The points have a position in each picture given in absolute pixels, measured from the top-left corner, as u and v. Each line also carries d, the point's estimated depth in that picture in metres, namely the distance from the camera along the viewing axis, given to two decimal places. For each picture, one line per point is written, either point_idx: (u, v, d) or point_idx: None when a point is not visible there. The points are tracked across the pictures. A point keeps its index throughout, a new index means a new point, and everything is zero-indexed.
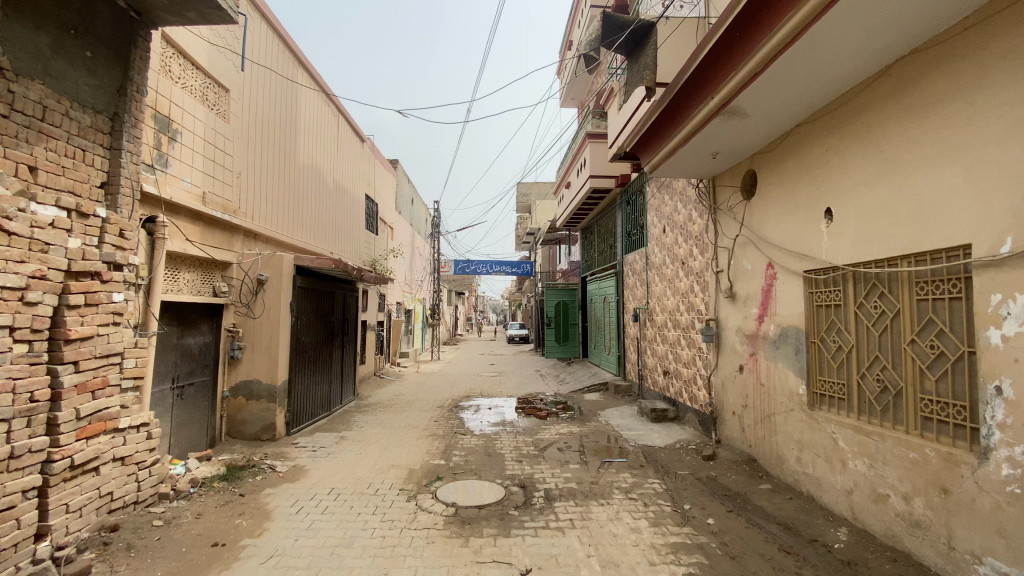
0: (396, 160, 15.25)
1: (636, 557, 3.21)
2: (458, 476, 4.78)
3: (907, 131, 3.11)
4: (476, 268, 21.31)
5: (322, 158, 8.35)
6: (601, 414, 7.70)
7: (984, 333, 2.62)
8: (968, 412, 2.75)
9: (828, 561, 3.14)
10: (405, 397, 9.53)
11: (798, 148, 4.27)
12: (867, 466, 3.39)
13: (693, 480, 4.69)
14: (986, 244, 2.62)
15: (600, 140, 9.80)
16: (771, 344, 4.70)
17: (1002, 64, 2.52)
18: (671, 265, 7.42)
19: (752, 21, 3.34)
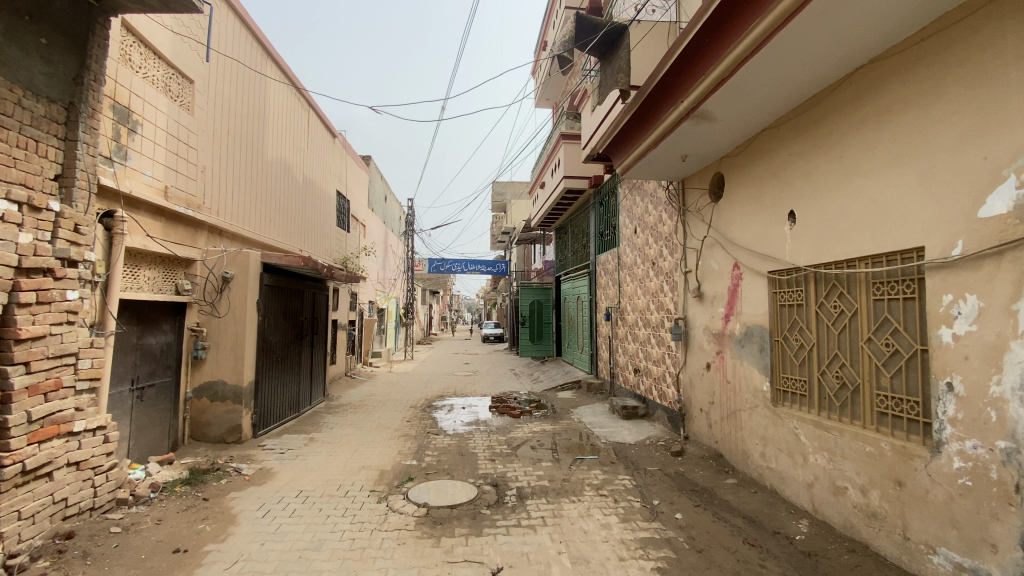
0: (368, 156, 15.04)
1: (605, 552, 3.25)
2: (430, 476, 4.76)
3: (866, 137, 3.24)
4: (450, 267, 21.20)
5: (293, 153, 8.18)
6: (573, 412, 7.78)
7: (936, 332, 2.75)
8: (920, 406, 2.88)
9: (790, 553, 3.25)
10: (377, 397, 9.41)
11: (764, 151, 4.39)
12: (827, 460, 3.52)
13: (662, 475, 4.79)
14: (938, 247, 2.74)
15: (573, 140, 9.89)
16: (737, 342, 4.83)
17: (954, 76, 2.65)
18: (642, 265, 7.55)
19: (721, 28, 3.42)
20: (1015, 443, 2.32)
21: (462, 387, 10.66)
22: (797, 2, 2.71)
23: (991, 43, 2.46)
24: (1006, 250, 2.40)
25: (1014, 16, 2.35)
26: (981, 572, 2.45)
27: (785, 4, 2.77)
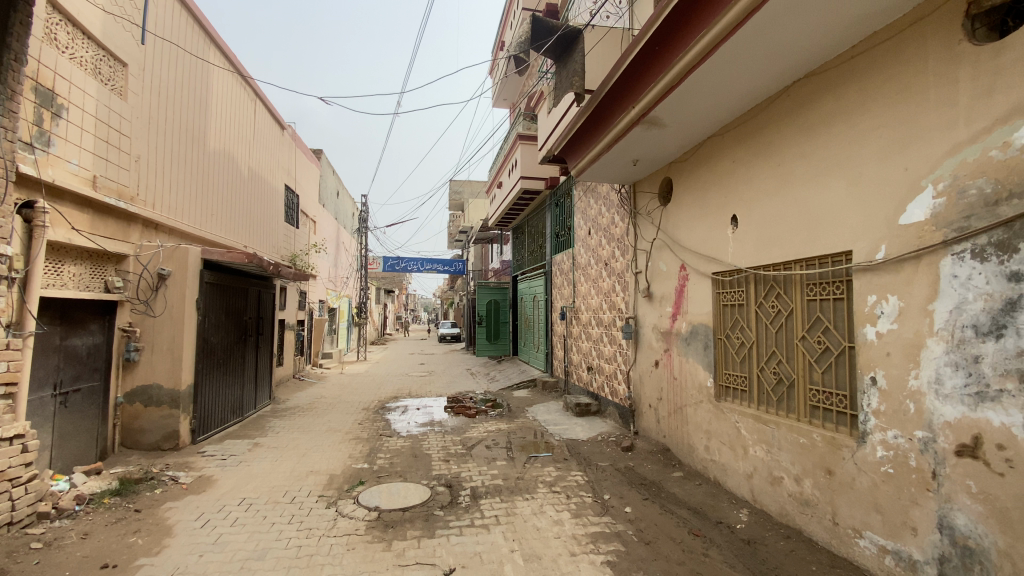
0: (320, 150, 14.57)
1: (557, 549, 3.29)
2: (382, 478, 4.66)
3: (803, 147, 3.43)
4: (406, 266, 20.83)
5: (237, 144, 7.81)
6: (528, 410, 7.85)
7: (862, 330, 2.95)
8: (848, 400, 3.09)
9: (731, 541, 3.41)
10: (327, 399, 9.13)
11: (709, 157, 4.57)
12: (765, 452, 3.72)
13: (612, 471, 4.90)
14: (864, 251, 2.95)
15: (530, 141, 9.96)
16: (684, 341, 5.01)
17: (881, 92, 2.85)
18: (595, 265, 7.70)
19: (670, 36, 3.52)
20: (931, 432, 2.53)
21: (416, 388, 10.52)
22: (742, 14, 2.83)
23: (914, 62, 2.66)
24: (923, 254, 2.60)
25: (934, 38, 2.55)
26: (902, 553, 2.65)
27: (730, 16, 2.88)
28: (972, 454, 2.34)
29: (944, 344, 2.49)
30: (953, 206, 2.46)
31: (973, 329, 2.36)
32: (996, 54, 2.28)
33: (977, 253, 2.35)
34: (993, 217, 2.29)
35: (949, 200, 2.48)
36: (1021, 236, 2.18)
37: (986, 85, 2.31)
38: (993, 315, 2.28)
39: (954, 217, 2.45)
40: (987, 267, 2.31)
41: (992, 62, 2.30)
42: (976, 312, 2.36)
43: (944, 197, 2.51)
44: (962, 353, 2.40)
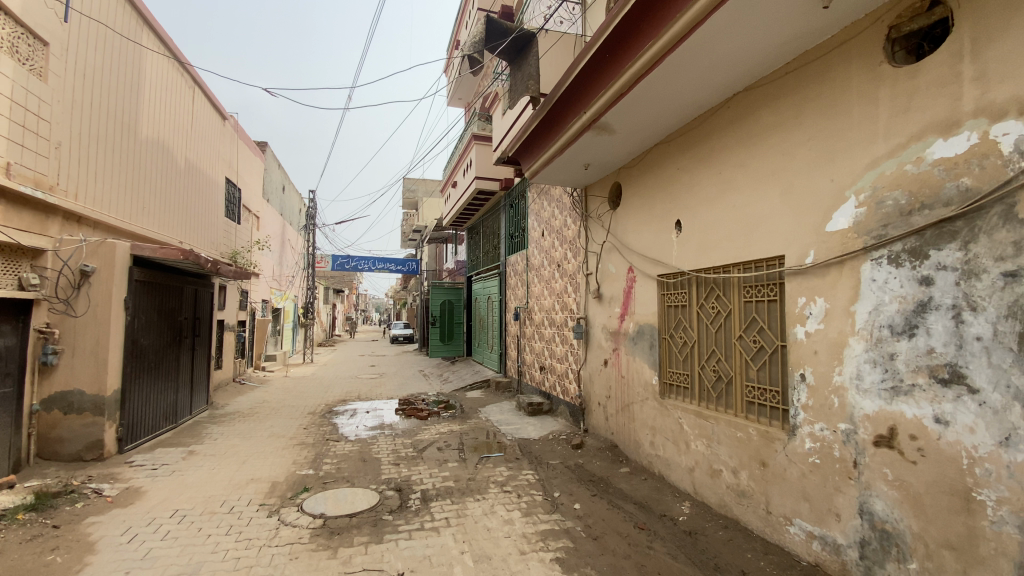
0: (265, 142, 13.95)
1: (507, 548, 3.31)
2: (329, 485, 4.52)
3: (742, 157, 3.61)
4: (357, 265, 20.29)
5: (174, 134, 7.36)
6: (481, 411, 7.84)
7: (793, 330, 3.15)
8: (780, 395, 3.29)
9: (674, 533, 3.55)
10: (270, 403, 8.75)
11: (656, 164, 4.73)
12: (705, 446, 3.89)
13: (563, 468, 4.98)
14: (795, 256, 3.14)
15: (485, 142, 9.95)
16: (631, 340, 5.16)
17: (811, 108, 3.05)
18: (548, 266, 7.80)
19: (620, 45, 3.62)
20: (853, 425, 2.72)
21: (366, 390, 10.28)
22: (685, 28, 2.95)
23: (842, 80, 2.85)
24: (847, 260, 2.80)
25: (859, 59, 2.75)
26: (828, 538, 2.84)
27: (676, 28, 2.99)
28: (888, 444, 2.54)
29: (864, 343, 2.69)
30: (873, 215, 2.66)
31: (889, 329, 2.57)
32: (911, 75, 2.49)
33: (892, 259, 2.56)
34: (908, 226, 2.49)
35: (869, 210, 2.69)
36: (931, 243, 2.39)
37: (903, 104, 2.52)
38: (906, 316, 2.49)
39: (874, 225, 2.65)
40: (901, 271, 2.52)
41: (909, 83, 2.51)
42: (892, 312, 2.56)
43: (865, 207, 2.71)
44: (879, 351, 2.61)
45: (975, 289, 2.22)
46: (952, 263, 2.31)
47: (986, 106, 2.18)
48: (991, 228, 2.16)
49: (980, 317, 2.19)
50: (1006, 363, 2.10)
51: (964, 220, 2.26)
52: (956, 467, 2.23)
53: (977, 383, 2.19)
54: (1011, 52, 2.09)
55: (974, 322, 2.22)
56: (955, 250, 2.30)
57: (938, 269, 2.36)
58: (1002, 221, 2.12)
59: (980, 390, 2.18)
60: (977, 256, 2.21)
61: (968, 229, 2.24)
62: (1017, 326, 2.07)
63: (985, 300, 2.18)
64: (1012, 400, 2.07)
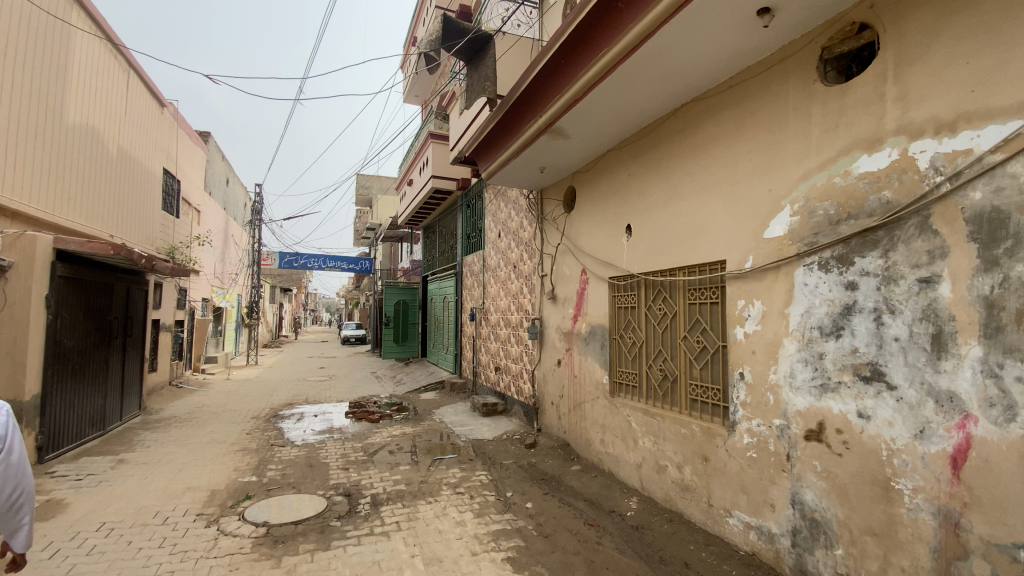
0: (207, 132, 13.24)
1: (459, 549, 3.29)
2: (273, 491, 4.35)
3: (689, 164, 3.76)
4: (307, 263, 19.61)
5: (105, 121, 6.86)
6: (435, 412, 7.78)
7: (733, 330, 3.31)
8: (721, 393, 3.45)
9: (622, 528, 3.65)
10: (210, 408, 8.30)
11: (609, 169, 4.85)
12: (652, 443, 4.02)
13: (515, 468, 5.01)
14: (736, 260, 3.31)
15: (441, 141, 9.86)
16: (583, 341, 5.25)
17: (751, 121, 3.22)
18: (504, 267, 7.84)
19: (574, 52, 3.69)
20: (786, 420, 2.90)
21: (314, 393, 9.95)
22: (636, 39, 3.05)
23: (779, 96, 3.03)
24: (782, 265, 2.98)
25: (795, 76, 2.94)
26: (763, 528, 3.01)
27: (627, 39, 3.09)
28: (818, 438, 2.71)
29: (796, 343, 2.87)
30: (806, 224, 2.84)
31: (819, 330, 2.75)
32: (841, 94, 2.68)
33: (822, 265, 2.74)
34: (835, 234, 2.68)
35: (802, 218, 2.87)
36: (856, 250, 2.58)
37: (834, 120, 2.71)
38: (834, 318, 2.67)
39: (807, 233, 2.83)
40: (830, 277, 2.70)
41: (838, 101, 2.69)
42: (821, 315, 2.74)
43: (799, 216, 2.89)
44: (810, 351, 2.79)
45: (893, 294, 2.41)
46: (873, 269, 2.50)
47: (906, 125, 2.37)
48: (908, 237, 2.35)
49: (897, 319, 2.38)
50: (920, 362, 2.29)
51: (885, 229, 2.45)
52: (876, 458, 2.42)
53: (895, 381, 2.37)
54: (927, 77, 2.29)
55: (892, 323, 2.40)
56: (876, 258, 2.49)
57: (862, 275, 2.55)
58: (918, 231, 2.32)
59: (897, 386, 2.36)
60: (896, 263, 2.40)
61: (888, 238, 2.43)
62: (930, 327, 2.26)
63: (902, 303, 2.37)
64: (925, 395, 2.26)
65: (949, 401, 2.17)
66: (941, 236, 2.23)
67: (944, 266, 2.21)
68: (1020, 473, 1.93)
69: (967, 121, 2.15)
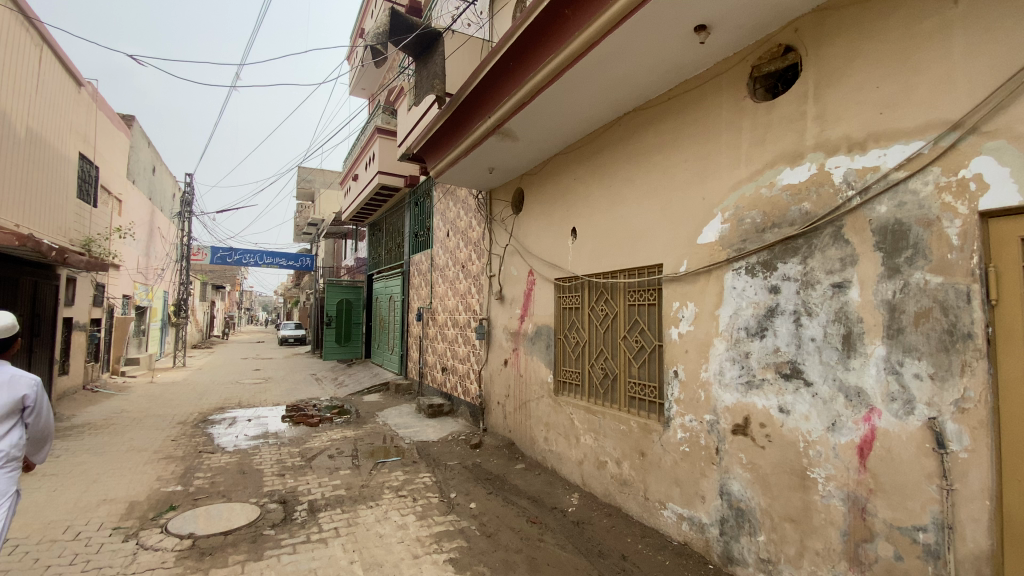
0: (131, 116, 12.25)
1: (400, 553, 3.24)
2: (200, 501, 4.09)
3: (631, 170, 3.90)
4: (242, 259, 18.60)
5: (11, 97, 6.19)
6: (378, 415, 7.60)
7: (669, 330, 3.46)
8: (657, 391, 3.60)
9: (564, 524, 3.73)
10: (130, 413, 7.68)
11: (556, 172, 4.94)
12: (593, 439, 4.14)
13: (460, 469, 5.00)
14: (672, 264, 3.46)
15: (389, 136, 9.65)
16: (529, 340, 5.32)
17: (688, 131, 3.38)
18: (452, 266, 7.79)
19: (523, 55, 3.73)
20: (716, 415, 3.06)
21: (248, 397, 9.43)
22: (583, 47, 3.11)
23: (714, 109, 3.20)
24: (713, 269, 3.15)
25: (728, 91, 3.11)
26: (694, 518, 3.17)
27: (574, 46, 3.15)
28: (743, 432, 2.89)
29: (725, 342, 3.05)
30: (735, 231, 3.02)
31: (745, 330, 2.94)
32: (768, 110, 2.87)
33: (749, 270, 2.93)
34: (761, 241, 2.87)
35: (732, 226, 3.05)
36: (779, 257, 2.77)
37: (761, 135, 2.90)
38: (759, 319, 2.86)
39: (736, 240, 3.01)
40: (756, 281, 2.89)
41: (766, 116, 2.88)
42: (748, 316, 2.93)
43: (728, 224, 3.07)
44: (737, 350, 2.97)
45: (810, 297, 2.61)
46: (793, 275, 2.70)
47: (824, 143, 2.58)
48: (824, 245, 2.56)
49: (813, 321, 2.59)
50: (832, 360, 2.49)
51: (804, 238, 2.65)
52: (795, 450, 2.61)
53: (812, 377, 2.57)
54: (843, 99, 2.50)
55: (809, 324, 2.60)
56: (796, 264, 2.69)
57: (783, 280, 2.74)
58: (832, 240, 2.52)
59: (813, 383, 2.56)
60: (813, 269, 2.60)
61: (807, 246, 2.63)
62: (841, 328, 2.47)
63: (818, 306, 2.57)
64: (836, 390, 2.46)
65: (857, 395, 2.38)
66: (852, 245, 2.44)
67: (854, 273, 2.43)
68: (917, 460, 2.14)
69: (876, 141, 2.37)
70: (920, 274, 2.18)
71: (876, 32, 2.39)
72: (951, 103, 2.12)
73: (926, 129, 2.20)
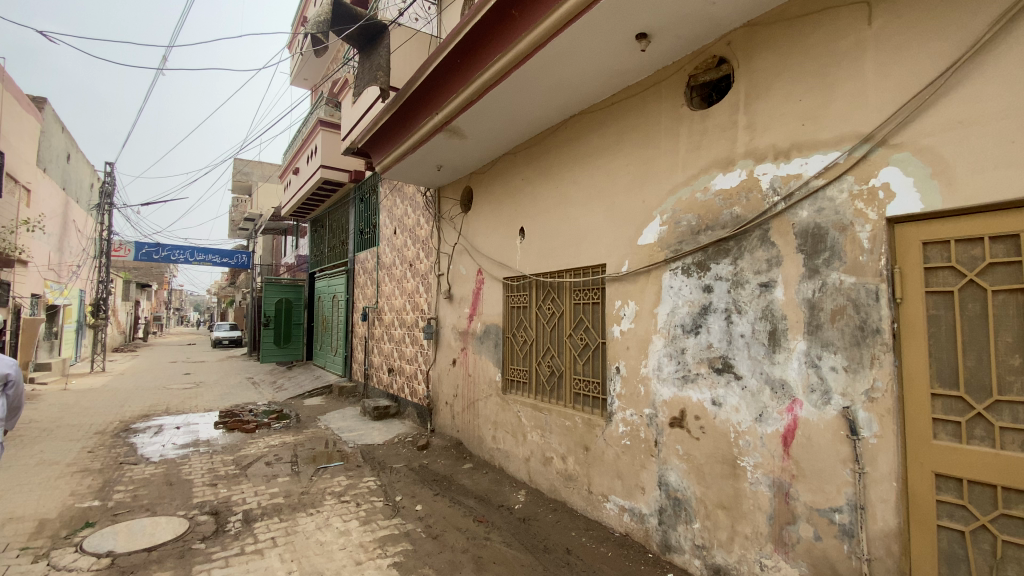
0: (41, 98, 11.15)
1: (342, 560, 3.15)
2: (122, 516, 3.80)
3: (576, 172, 3.97)
4: (170, 256, 17.40)
5: None
6: (320, 419, 7.34)
7: (611, 328, 3.56)
8: (600, 386, 3.70)
9: (511, 522, 3.76)
10: (38, 424, 6.98)
11: (504, 172, 4.96)
12: (540, 436, 4.20)
13: (406, 471, 4.92)
14: (614, 264, 3.57)
15: (333, 129, 9.33)
16: (478, 339, 5.31)
17: (630, 135, 3.49)
18: (399, 265, 7.64)
19: (471, 53, 3.71)
20: (655, 409, 3.19)
21: (177, 403, 8.83)
22: (530, 47, 3.14)
23: (654, 115, 3.32)
24: (653, 270, 3.27)
25: (667, 99, 3.24)
26: (635, 509, 3.29)
27: (520, 46, 3.17)
28: (680, 424, 3.03)
29: (663, 339, 3.18)
30: (673, 233, 3.15)
31: (681, 327, 3.08)
32: (703, 118, 3.01)
33: (684, 270, 3.07)
34: (696, 243, 3.01)
35: (670, 228, 3.18)
36: (712, 258, 2.91)
37: (697, 141, 3.04)
38: (694, 317, 3.00)
39: (673, 241, 3.14)
40: (691, 281, 3.03)
41: (701, 124, 3.02)
42: (683, 314, 3.07)
43: (666, 226, 3.20)
44: (674, 346, 3.10)
45: (740, 296, 2.76)
46: (725, 275, 2.85)
47: (753, 151, 2.74)
48: (752, 247, 2.72)
49: (743, 318, 2.74)
50: (760, 355, 2.65)
51: (734, 241, 2.80)
52: (726, 440, 2.76)
53: (741, 371, 2.73)
54: (771, 110, 2.67)
55: (739, 321, 2.76)
56: (727, 265, 2.84)
57: (716, 279, 2.89)
58: (760, 242, 2.68)
59: (743, 376, 2.72)
60: (743, 270, 2.76)
61: (737, 247, 2.79)
62: (767, 325, 2.63)
63: (747, 304, 2.73)
64: (763, 383, 2.62)
65: (781, 388, 2.55)
66: (777, 247, 2.61)
67: (779, 273, 2.60)
68: (833, 446, 2.32)
69: (799, 150, 2.54)
70: (836, 274, 2.37)
71: (799, 48, 2.56)
72: (864, 118, 2.31)
73: (842, 140, 2.38)
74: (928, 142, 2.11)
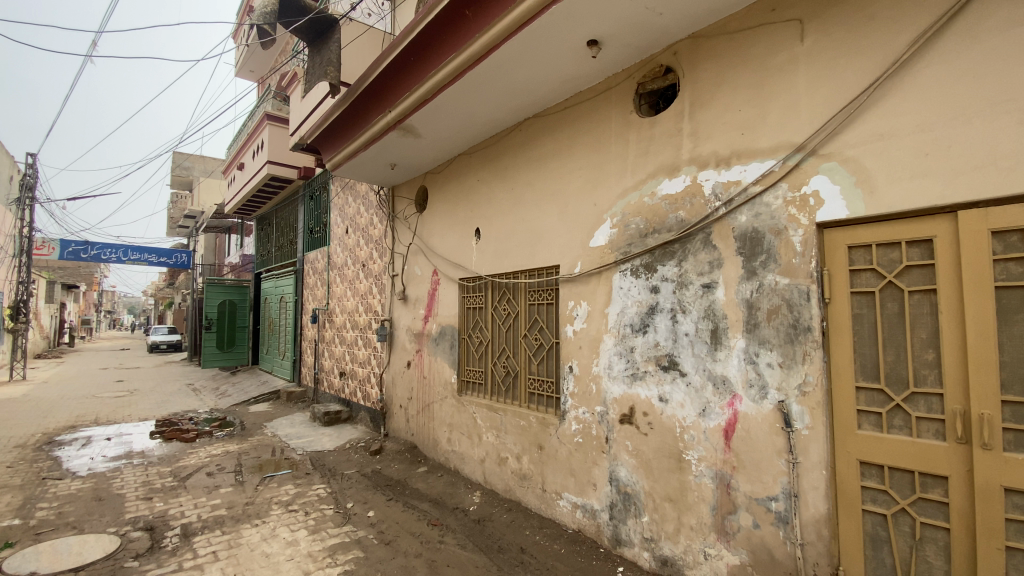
0: None
1: (289, 571, 3.05)
2: (44, 535, 3.52)
3: (530, 174, 4.02)
4: (101, 256, 16.24)
5: None
6: (268, 426, 7.06)
7: (564, 328, 3.62)
8: (553, 386, 3.76)
9: (465, 524, 3.76)
10: None
11: (459, 172, 4.94)
12: (495, 436, 4.22)
13: (358, 477, 4.82)
14: (567, 266, 3.63)
15: (281, 124, 9.00)
16: (433, 341, 5.26)
17: (582, 139, 3.56)
18: (351, 265, 7.46)
19: (424, 52, 3.67)
20: (606, 406, 3.27)
21: (108, 413, 8.25)
22: (484, 49, 3.14)
23: (604, 120, 3.41)
24: (604, 271, 3.35)
25: (617, 104, 3.33)
26: (587, 505, 3.36)
27: (475, 47, 3.17)
28: (629, 421, 3.12)
29: (613, 338, 3.26)
30: (622, 235, 3.24)
31: (630, 327, 3.17)
32: (651, 124, 3.11)
33: (633, 271, 3.16)
34: (644, 245, 3.11)
35: (619, 231, 3.27)
36: (659, 260, 3.02)
37: (645, 146, 3.14)
38: (642, 316, 3.10)
39: (623, 243, 3.23)
40: (639, 281, 3.13)
41: (649, 130, 3.12)
42: (632, 313, 3.16)
43: (616, 228, 3.29)
44: (624, 345, 3.19)
45: (685, 296, 2.88)
46: (671, 276, 2.96)
47: (697, 157, 2.86)
48: (696, 249, 2.84)
49: (687, 317, 2.86)
50: (703, 352, 2.77)
51: (680, 243, 2.91)
52: (672, 435, 2.87)
53: (686, 368, 2.84)
54: (713, 118, 2.80)
55: (684, 320, 2.88)
56: (673, 267, 2.95)
57: (662, 280, 3.00)
58: (703, 245, 2.80)
59: (687, 373, 2.83)
60: (687, 271, 2.88)
61: (682, 250, 2.90)
62: (709, 324, 2.76)
63: (691, 304, 2.85)
64: (706, 379, 2.75)
65: (722, 383, 2.68)
66: (719, 250, 2.73)
67: (720, 274, 2.72)
68: (770, 438, 2.46)
69: (738, 158, 2.68)
70: (772, 275, 2.51)
71: (740, 60, 2.69)
72: (796, 129, 2.46)
73: (777, 149, 2.53)
74: (852, 153, 2.27)
